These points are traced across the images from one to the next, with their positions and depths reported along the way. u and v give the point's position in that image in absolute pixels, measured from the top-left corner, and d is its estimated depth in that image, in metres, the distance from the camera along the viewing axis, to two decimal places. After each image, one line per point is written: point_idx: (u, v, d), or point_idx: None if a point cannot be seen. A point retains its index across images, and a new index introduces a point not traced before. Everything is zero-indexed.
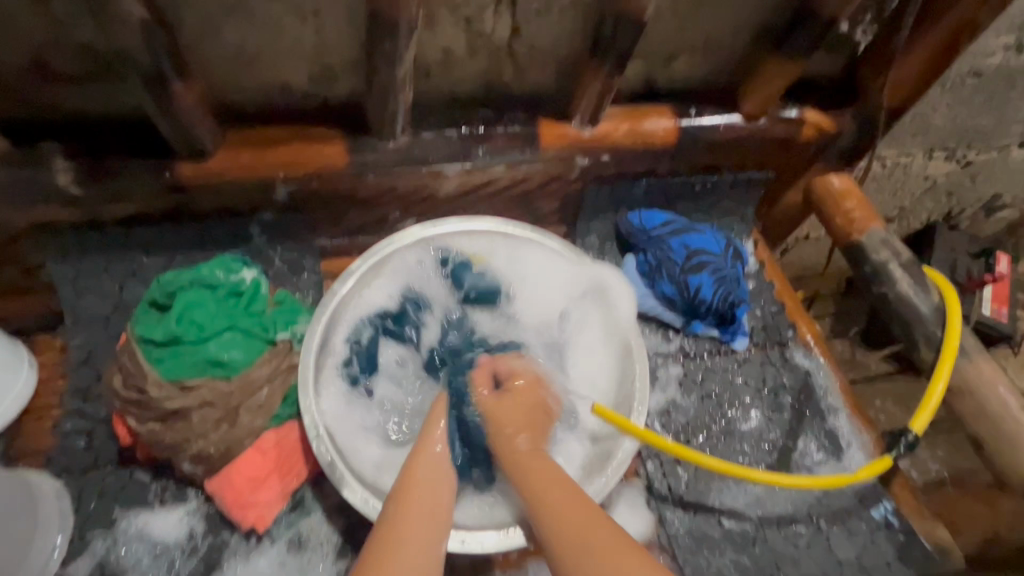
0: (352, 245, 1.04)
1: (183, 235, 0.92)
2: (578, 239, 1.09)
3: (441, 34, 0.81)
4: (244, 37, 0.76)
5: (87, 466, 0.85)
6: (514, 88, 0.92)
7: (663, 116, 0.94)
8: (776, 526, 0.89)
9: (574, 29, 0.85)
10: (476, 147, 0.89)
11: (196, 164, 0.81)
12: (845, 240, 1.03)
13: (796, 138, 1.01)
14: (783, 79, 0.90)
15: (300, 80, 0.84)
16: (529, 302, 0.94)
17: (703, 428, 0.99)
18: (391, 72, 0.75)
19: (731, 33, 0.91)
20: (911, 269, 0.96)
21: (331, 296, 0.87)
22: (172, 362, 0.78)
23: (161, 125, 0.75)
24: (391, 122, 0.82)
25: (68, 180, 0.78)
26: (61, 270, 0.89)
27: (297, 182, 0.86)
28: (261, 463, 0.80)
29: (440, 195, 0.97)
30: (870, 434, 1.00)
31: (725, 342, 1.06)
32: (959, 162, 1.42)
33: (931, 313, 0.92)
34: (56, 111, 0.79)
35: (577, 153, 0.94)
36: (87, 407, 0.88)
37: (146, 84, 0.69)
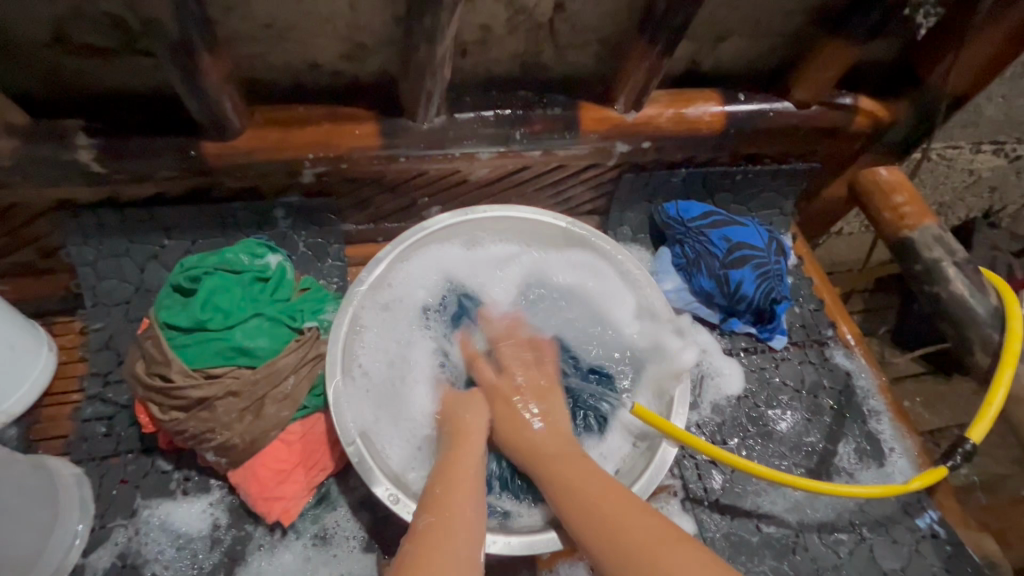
0: (378, 230, 1.00)
1: (206, 217, 0.89)
2: (611, 230, 1.06)
3: (481, 9, 0.76)
4: (274, 9, 0.72)
5: (107, 453, 0.83)
6: (553, 69, 0.87)
7: (710, 101, 0.89)
8: (816, 532, 0.85)
9: (621, 7, 0.79)
10: (512, 131, 0.85)
11: (221, 143, 0.77)
12: (893, 236, 0.98)
13: (847, 127, 0.95)
14: (840, 64, 0.85)
15: (330, 55, 0.79)
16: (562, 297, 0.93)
17: (739, 429, 0.96)
18: (430, 49, 0.70)
19: (787, 14, 0.85)
20: (966, 268, 0.91)
21: (359, 285, 0.80)
22: (196, 349, 0.75)
23: (187, 102, 0.71)
24: (426, 102, 0.78)
25: (89, 158, 0.74)
26: (81, 252, 0.86)
27: (325, 164, 0.82)
28: (286, 455, 0.78)
29: (471, 181, 0.93)
30: (914, 439, 0.96)
31: (762, 340, 1.02)
32: (1007, 156, 1.35)
33: (988, 315, 0.87)
34: (77, 85, 0.76)
35: (618, 139, 0.89)
36: (108, 392, 0.86)
37: (172, 57, 0.65)
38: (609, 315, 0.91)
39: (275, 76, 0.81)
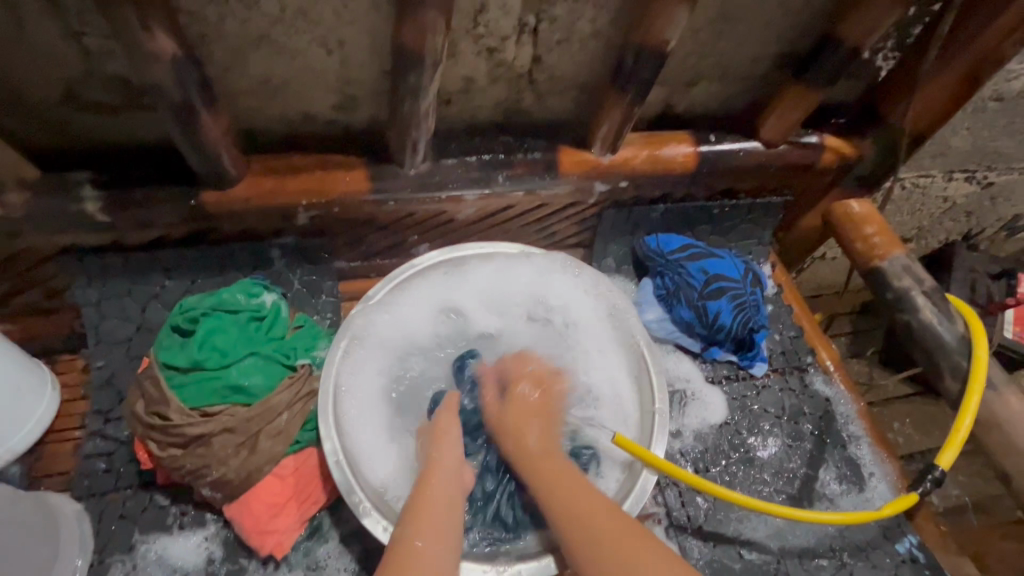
0: (370, 266, 1.05)
1: (206, 258, 0.93)
2: (595, 263, 1.10)
3: (463, 64, 0.82)
4: (270, 68, 0.77)
5: (107, 489, 0.86)
6: (534, 114, 0.93)
7: (682, 142, 0.94)
8: (798, 558, 0.87)
9: (595, 58, 0.85)
10: (495, 173, 0.90)
11: (220, 191, 0.82)
12: (865, 265, 1.02)
13: (816, 164, 1.00)
14: (803, 108, 0.90)
15: (323, 107, 0.85)
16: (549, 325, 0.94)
17: (722, 455, 0.98)
18: (415, 103, 0.76)
19: (752, 61, 0.91)
20: (934, 296, 0.95)
21: (349, 322, 0.87)
22: (194, 388, 0.79)
23: (187, 154, 0.76)
24: (413, 150, 0.83)
25: (95, 207, 0.79)
26: (86, 294, 0.90)
27: (318, 208, 0.87)
28: (279, 489, 0.80)
29: (458, 219, 0.98)
30: (892, 464, 0.99)
31: (743, 367, 1.05)
32: (979, 183, 1.40)
33: (955, 342, 0.91)
34: (85, 139, 0.81)
35: (596, 179, 0.94)
36: (108, 428, 0.89)
37: (175, 116, 0.70)
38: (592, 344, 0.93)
39: (271, 127, 0.86)
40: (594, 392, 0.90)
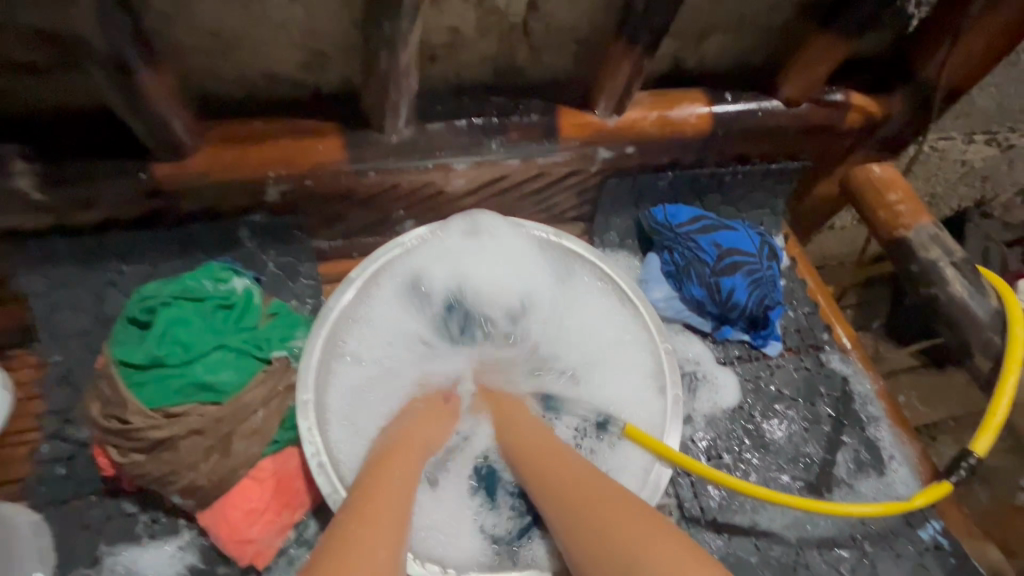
0: (351, 246, 0.95)
1: (166, 240, 0.83)
2: (597, 237, 1.02)
3: (448, 12, 0.71)
4: (222, 17, 0.66)
5: (68, 496, 0.78)
6: (528, 72, 0.83)
7: (694, 102, 0.85)
8: (817, 549, 0.82)
9: (598, 5, 0.75)
10: (487, 140, 0.80)
11: (174, 164, 0.72)
12: (888, 236, 0.95)
13: (839, 125, 0.91)
14: (830, 61, 0.81)
15: (289, 65, 0.74)
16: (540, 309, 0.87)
17: (734, 441, 0.92)
18: (393, 58, 0.66)
19: (772, 9, 0.81)
20: (964, 268, 0.88)
21: (331, 306, 0.78)
22: (154, 387, 0.70)
23: (131, 120, 0.66)
24: (393, 113, 0.73)
25: (30, 185, 0.69)
26: (33, 283, 0.81)
27: (289, 181, 0.77)
28: (258, 494, 0.73)
29: (448, 192, 0.89)
30: (914, 446, 0.93)
31: (756, 347, 0.98)
32: (999, 146, 1.32)
33: (988, 317, 0.84)
34: (13, 106, 0.70)
35: (599, 145, 0.85)
36: (67, 430, 0.81)
37: (109, 75, 0.60)
38: (585, 328, 0.86)
39: (231, 89, 0.76)
40: (604, 385, 0.83)
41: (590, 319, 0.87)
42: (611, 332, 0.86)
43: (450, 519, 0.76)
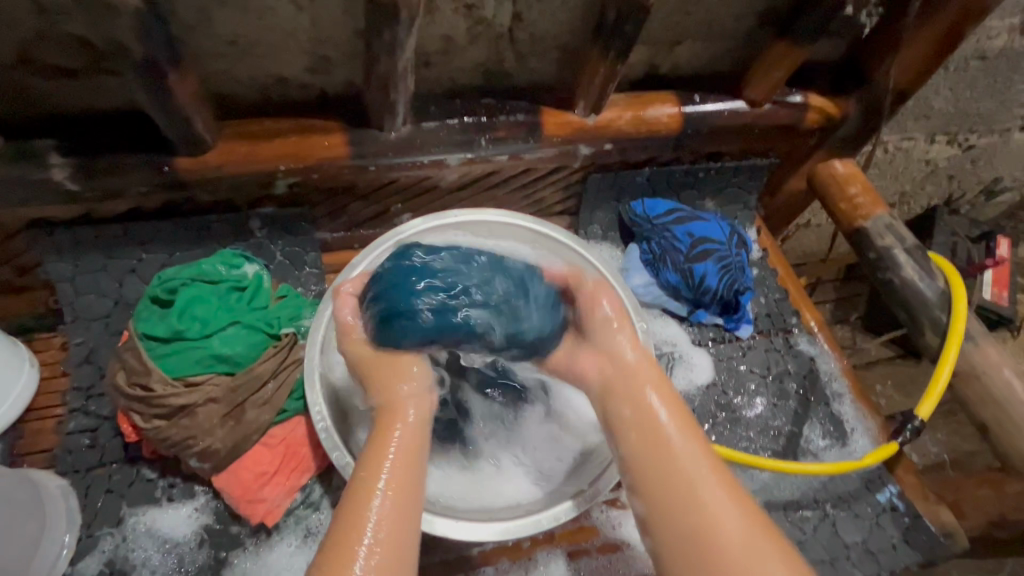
0: (353, 237, 1.03)
1: (183, 230, 0.91)
2: (581, 229, 1.09)
3: (441, 22, 0.80)
4: (240, 27, 0.74)
5: (92, 464, 0.85)
6: (515, 76, 0.91)
7: (666, 103, 0.93)
8: (783, 510, 0.89)
9: (576, 16, 0.83)
10: (478, 137, 0.88)
11: (194, 157, 0.80)
12: (848, 226, 1.03)
13: (800, 124, 1.00)
14: (788, 65, 0.90)
15: (298, 69, 0.82)
16: None
17: (708, 415, 0.99)
18: (392, 62, 0.74)
19: (735, 19, 0.90)
20: (915, 253, 0.96)
21: (336, 288, 0.85)
22: (175, 358, 0.78)
23: (158, 118, 0.73)
24: (392, 113, 0.81)
25: (64, 176, 0.76)
26: (60, 269, 0.88)
27: (297, 175, 0.85)
28: (269, 458, 0.80)
29: (442, 186, 0.97)
30: (874, 419, 1.01)
31: (729, 330, 1.06)
32: (961, 146, 1.41)
33: (936, 297, 0.92)
34: (50, 106, 0.78)
35: (579, 142, 0.93)
36: (91, 404, 0.88)
37: (142, 77, 0.68)
38: None
39: (245, 91, 0.84)
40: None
41: None
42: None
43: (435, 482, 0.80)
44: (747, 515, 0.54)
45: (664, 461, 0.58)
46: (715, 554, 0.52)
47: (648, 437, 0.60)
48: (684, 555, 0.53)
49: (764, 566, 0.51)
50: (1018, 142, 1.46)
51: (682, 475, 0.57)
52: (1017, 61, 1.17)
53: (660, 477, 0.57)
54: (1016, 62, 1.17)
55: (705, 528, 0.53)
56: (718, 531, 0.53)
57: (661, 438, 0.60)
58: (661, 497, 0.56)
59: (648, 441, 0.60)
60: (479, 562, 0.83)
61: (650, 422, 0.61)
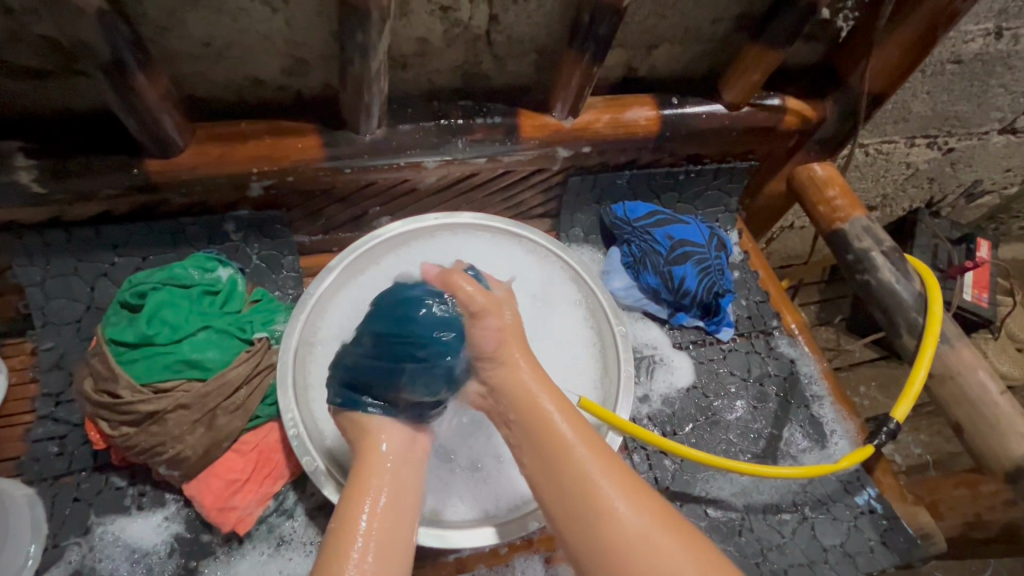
0: (332, 240, 1.02)
1: (157, 233, 0.89)
2: (563, 232, 1.09)
3: (416, 24, 0.79)
4: (211, 28, 0.74)
5: (60, 472, 0.83)
6: (493, 78, 0.91)
7: (645, 106, 0.93)
8: (762, 514, 0.89)
9: (553, 19, 0.83)
10: (454, 139, 0.88)
11: (165, 160, 0.79)
12: (827, 228, 1.03)
13: (778, 127, 1.00)
14: (764, 68, 0.90)
15: (271, 71, 0.81)
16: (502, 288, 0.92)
17: (688, 419, 0.99)
18: (365, 64, 0.73)
19: (712, 22, 0.90)
20: (892, 256, 0.97)
21: (311, 293, 0.85)
22: (143, 364, 0.76)
23: (125, 120, 0.72)
24: (367, 115, 0.81)
25: (30, 179, 0.75)
26: (29, 273, 0.86)
27: (272, 177, 0.84)
28: (240, 465, 0.79)
29: (420, 188, 0.96)
30: (854, 421, 1.01)
31: (710, 332, 1.05)
32: (940, 149, 1.42)
33: (912, 300, 0.93)
34: (17, 107, 0.76)
35: (558, 145, 0.93)
36: (59, 411, 0.86)
37: (108, 79, 0.67)
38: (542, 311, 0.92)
39: (219, 93, 0.83)
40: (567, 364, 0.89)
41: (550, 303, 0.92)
42: (574, 319, 0.92)
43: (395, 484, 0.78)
44: (653, 510, 0.58)
45: (575, 481, 0.60)
46: (634, 556, 0.55)
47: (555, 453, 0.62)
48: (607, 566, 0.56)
49: (674, 555, 0.55)
50: (997, 146, 1.47)
51: (587, 491, 0.59)
52: (993, 65, 1.18)
53: (575, 495, 0.59)
54: (992, 67, 1.18)
55: (622, 533, 0.56)
56: (637, 536, 0.56)
57: (564, 456, 0.62)
58: (577, 524, 0.59)
59: (569, 485, 0.60)
60: (456, 568, 0.82)
61: (555, 444, 0.62)
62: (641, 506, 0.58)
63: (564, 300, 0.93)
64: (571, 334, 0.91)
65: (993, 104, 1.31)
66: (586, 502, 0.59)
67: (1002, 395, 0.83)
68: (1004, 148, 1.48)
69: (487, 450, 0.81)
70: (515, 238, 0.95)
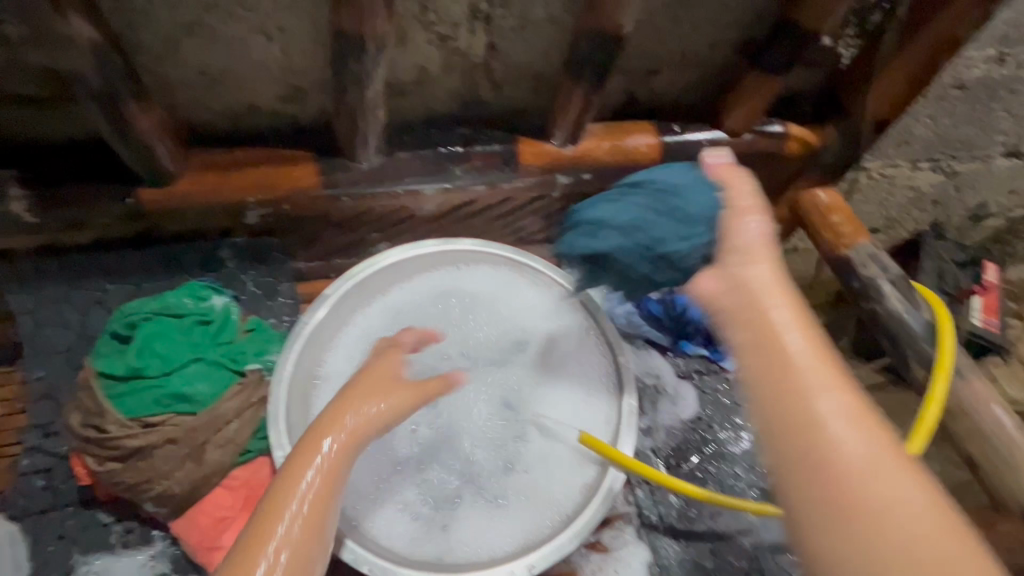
0: (329, 266, 1.01)
1: (150, 260, 0.88)
2: (563, 257, 1.08)
3: (414, 52, 0.79)
4: (206, 58, 0.73)
5: (46, 507, 0.81)
6: (492, 104, 0.90)
7: (645, 132, 0.92)
8: (771, 553, 0.86)
9: (552, 46, 0.82)
10: (453, 167, 0.87)
11: (159, 189, 0.78)
12: (832, 254, 1.02)
13: (781, 153, 0.99)
14: (765, 95, 0.89)
15: (269, 99, 0.81)
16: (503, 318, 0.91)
17: (693, 452, 0.96)
18: (361, 94, 0.72)
19: (712, 48, 0.89)
20: (899, 284, 0.95)
21: (305, 324, 0.83)
22: (132, 398, 0.74)
23: (119, 149, 0.71)
24: (364, 143, 0.80)
25: (22, 208, 0.74)
26: (20, 301, 0.85)
27: (268, 206, 0.83)
28: (229, 502, 0.77)
29: (419, 215, 0.95)
30: None
31: (714, 361, 1.03)
32: (944, 172, 1.41)
33: (922, 330, 0.90)
34: (11, 136, 0.76)
35: (558, 171, 0.92)
36: (46, 443, 0.84)
37: (101, 110, 0.66)
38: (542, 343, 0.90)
39: (215, 120, 0.82)
40: (566, 396, 0.87)
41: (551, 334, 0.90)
42: (575, 350, 0.90)
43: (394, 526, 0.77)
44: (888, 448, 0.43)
45: (798, 392, 0.45)
46: (837, 497, 0.40)
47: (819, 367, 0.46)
48: (801, 486, 0.42)
49: (899, 516, 0.39)
50: (1002, 169, 1.46)
51: (800, 407, 0.44)
52: (996, 90, 1.17)
53: (792, 411, 0.44)
54: (996, 91, 1.17)
55: (837, 464, 0.41)
56: (857, 482, 0.41)
57: (781, 352, 0.47)
58: (789, 445, 0.44)
59: (777, 393, 0.45)
60: None
61: (779, 373, 0.46)
62: (867, 455, 0.41)
63: (564, 331, 0.91)
64: (572, 364, 0.89)
65: (997, 127, 1.30)
66: (830, 420, 0.43)
67: (1018, 431, 0.80)
68: (1009, 171, 1.47)
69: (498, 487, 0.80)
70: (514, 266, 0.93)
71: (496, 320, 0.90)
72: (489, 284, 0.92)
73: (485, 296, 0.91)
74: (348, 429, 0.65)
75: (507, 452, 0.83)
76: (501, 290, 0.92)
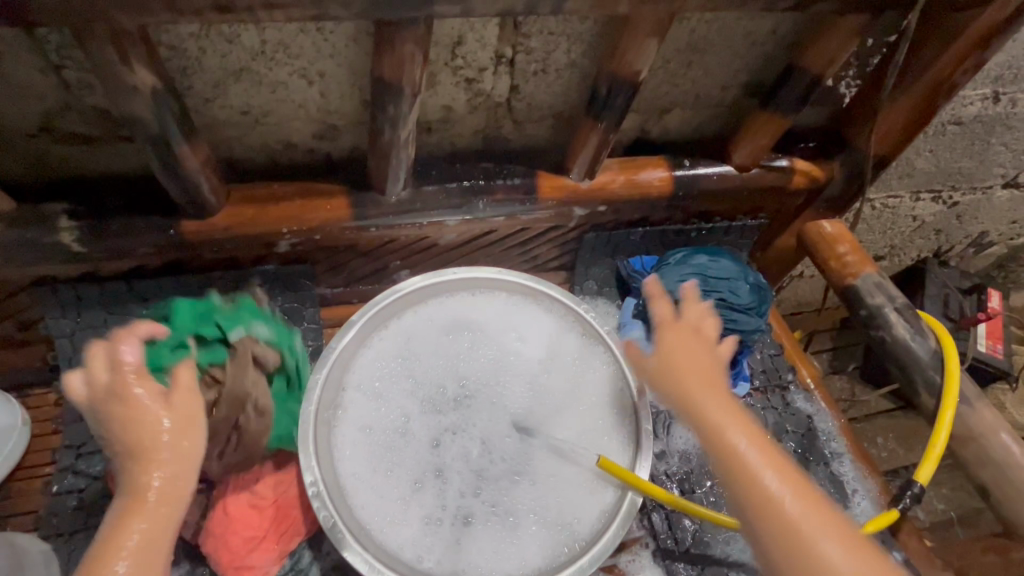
0: (352, 292, 1.05)
1: (185, 287, 0.92)
2: (577, 285, 1.11)
3: (442, 94, 0.84)
4: (250, 100, 0.78)
5: (77, 526, 0.83)
6: (512, 140, 0.95)
7: (658, 167, 0.97)
8: None
9: (571, 87, 0.87)
10: (476, 200, 0.91)
11: (199, 220, 0.82)
12: (839, 283, 1.05)
13: (787, 186, 1.03)
14: (773, 132, 0.94)
15: (304, 135, 0.86)
16: (516, 344, 0.91)
17: (707, 476, 0.98)
18: (394, 133, 0.77)
19: (721, 89, 0.94)
20: (906, 312, 0.98)
21: (331, 349, 0.85)
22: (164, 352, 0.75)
23: (167, 185, 0.76)
24: (394, 178, 0.84)
25: (71, 238, 0.78)
26: (60, 325, 0.89)
27: (300, 236, 0.87)
28: (257, 522, 0.80)
29: (441, 244, 0.99)
30: (874, 480, 1.00)
31: (726, 386, 1.05)
32: (945, 203, 1.45)
33: (928, 358, 0.93)
34: (63, 170, 0.81)
35: (574, 203, 0.96)
36: (80, 463, 0.87)
37: (154, 148, 0.71)
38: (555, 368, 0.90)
39: (253, 155, 0.87)
40: (580, 418, 0.87)
41: (562, 359, 0.91)
42: (589, 376, 0.90)
43: (413, 548, 0.78)
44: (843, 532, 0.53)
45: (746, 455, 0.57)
46: (801, 555, 0.51)
47: (678, 376, 0.64)
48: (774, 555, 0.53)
49: None
50: (1002, 200, 1.50)
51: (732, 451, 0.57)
52: (993, 126, 1.22)
53: (745, 482, 0.55)
54: (992, 127, 1.22)
55: (812, 532, 0.52)
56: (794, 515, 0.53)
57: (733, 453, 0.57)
58: (770, 520, 0.53)
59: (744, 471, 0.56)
60: None
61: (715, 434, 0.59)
62: (823, 528, 0.52)
63: (577, 354, 0.92)
64: (585, 386, 0.89)
65: (995, 160, 1.34)
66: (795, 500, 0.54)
67: None
68: (1009, 202, 1.51)
69: (506, 506, 0.81)
70: (530, 290, 0.95)
71: (510, 347, 0.91)
72: (507, 311, 0.94)
73: (499, 323, 0.93)
74: (167, 440, 0.58)
75: (521, 472, 0.83)
76: (518, 316, 0.93)
